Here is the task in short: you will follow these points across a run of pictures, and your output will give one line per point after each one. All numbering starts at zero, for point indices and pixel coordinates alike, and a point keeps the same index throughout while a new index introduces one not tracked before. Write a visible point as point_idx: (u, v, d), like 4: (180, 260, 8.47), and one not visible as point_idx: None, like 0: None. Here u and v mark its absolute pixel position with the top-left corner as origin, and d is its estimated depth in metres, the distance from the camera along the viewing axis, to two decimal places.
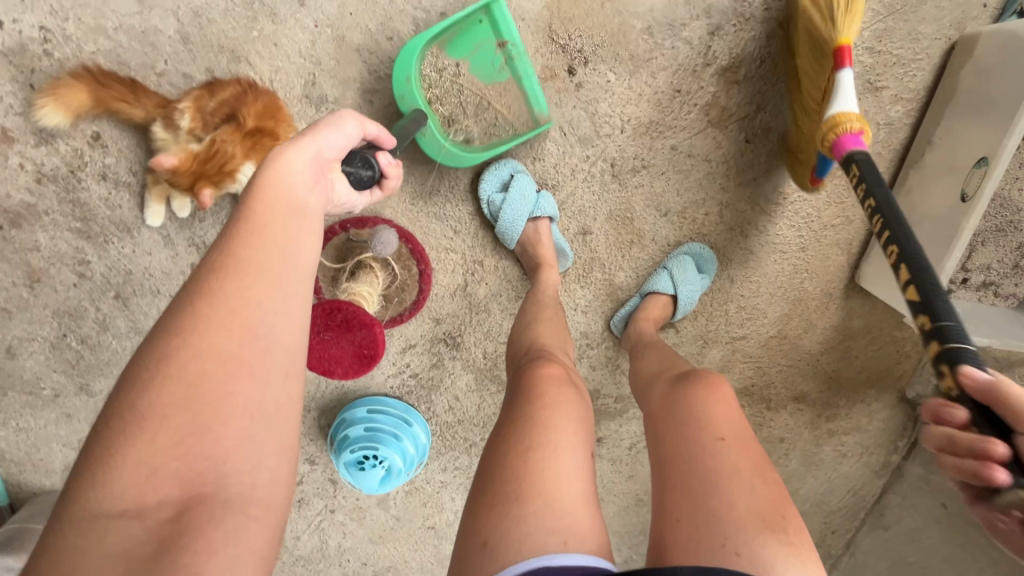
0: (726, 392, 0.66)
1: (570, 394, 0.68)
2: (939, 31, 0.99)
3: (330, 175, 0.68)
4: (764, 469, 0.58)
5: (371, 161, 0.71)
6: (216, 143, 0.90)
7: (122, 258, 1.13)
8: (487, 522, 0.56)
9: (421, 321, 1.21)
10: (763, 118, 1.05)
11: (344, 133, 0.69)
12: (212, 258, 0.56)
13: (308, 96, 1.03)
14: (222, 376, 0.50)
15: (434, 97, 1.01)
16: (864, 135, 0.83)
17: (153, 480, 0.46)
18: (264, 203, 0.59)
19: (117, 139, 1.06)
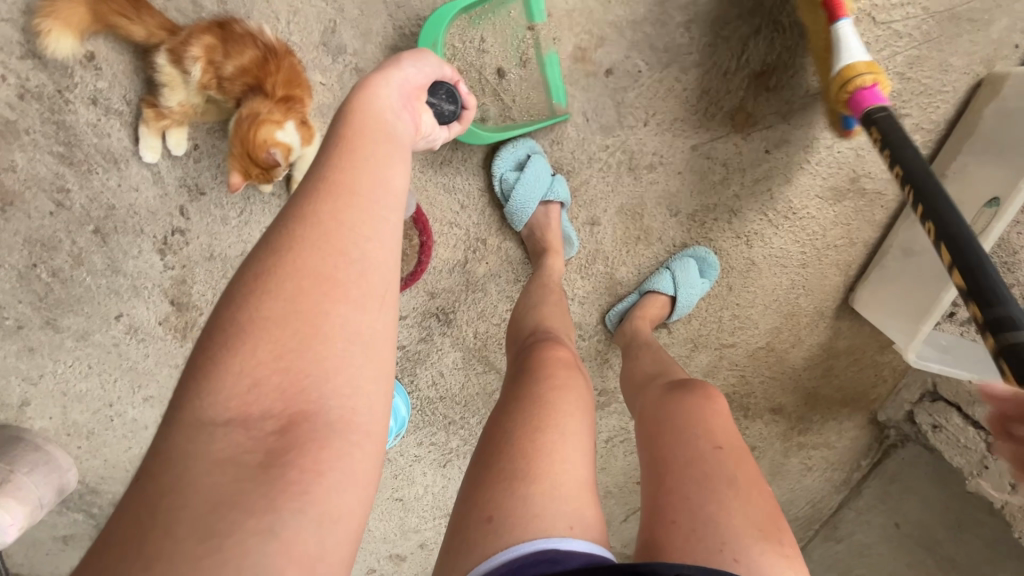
0: (722, 404, 0.66)
1: (580, 383, 0.67)
2: (970, 66, 0.98)
3: (416, 104, 0.67)
4: (758, 480, 0.58)
5: (453, 96, 0.74)
6: (249, 113, 0.90)
7: (106, 191, 1.07)
8: (490, 494, 0.54)
9: (415, 293, 1.19)
10: (786, 129, 1.03)
11: (428, 66, 0.69)
12: (304, 181, 0.55)
13: (325, 44, 0.97)
14: (322, 296, 0.49)
15: (456, 67, 0.99)
16: (879, 86, 0.79)
17: (255, 392, 0.45)
18: (355, 118, 0.59)
19: (113, 62, 0.99)
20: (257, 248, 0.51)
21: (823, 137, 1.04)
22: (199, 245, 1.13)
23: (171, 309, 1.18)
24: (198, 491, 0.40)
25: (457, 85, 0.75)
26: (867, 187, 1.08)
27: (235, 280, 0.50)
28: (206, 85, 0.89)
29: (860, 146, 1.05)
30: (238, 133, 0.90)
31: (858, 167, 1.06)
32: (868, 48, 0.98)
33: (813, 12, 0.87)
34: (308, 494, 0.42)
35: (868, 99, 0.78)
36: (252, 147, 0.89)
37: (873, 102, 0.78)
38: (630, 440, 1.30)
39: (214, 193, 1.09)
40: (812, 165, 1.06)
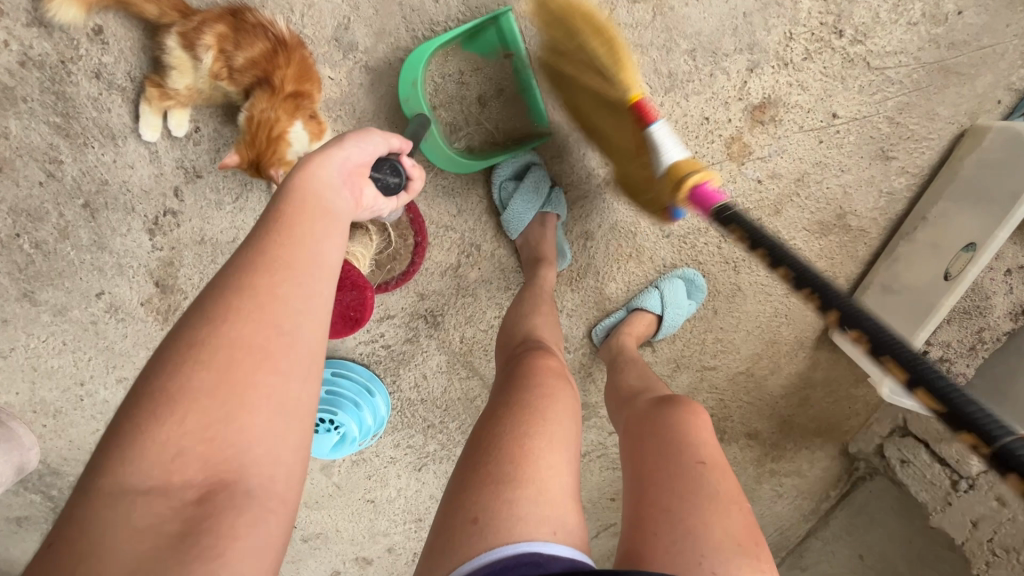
0: (706, 419, 0.68)
1: (568, 392, 0.68)
2: (956, 116, 1.02)
3: (358, 181, 0.69)
4: (739, 495, 0.60)
5: (398, 169, 0.74)
6: (262, 111, 0.91)
7: (100, 165, 1.05)
8: (476, 498, 0.55)
9: (405, 294, 1.19)
10: (779, 162, 1.06)
11: (372, 142, 0.71)
12: (244, 252, 0.56)
13: (338, 39, 0.98)
14: (251, 369, 0.50)
15: (439, 103, 1.02)
16: (709, 181, 0.80)
17: (178, 460, 0.46)
18: (295, 195, 0.61)
19: (121, 38, 0.98)
20: (190, 317, 0.52)
21: (814, 172, 1.07)
22: (190, 228, 1.12)
23: (154, 291, 1.16)
24: (119, 558, 0.40)
25: (400, 160, 0.75)
26: (852, 225, 1.12)
27: (165, 349, 0.50)
28: (218, 75, 0.90)
29: (847, 184, 1.08)
30: (252, 138, 0.91)
31: (845, 204, 1.10)
32: (861, 92, 1.02)
33: (619, 116, 0.93)
34: (223, 558, 0.43)
35: (710, 198, 0.79)
36: (264, 155, 0.91)
37: (713, 199, 0.79)
38: (607, 455, 1.31)
39: (210, 177, 1.08)
40: (801, 199, 1.10)
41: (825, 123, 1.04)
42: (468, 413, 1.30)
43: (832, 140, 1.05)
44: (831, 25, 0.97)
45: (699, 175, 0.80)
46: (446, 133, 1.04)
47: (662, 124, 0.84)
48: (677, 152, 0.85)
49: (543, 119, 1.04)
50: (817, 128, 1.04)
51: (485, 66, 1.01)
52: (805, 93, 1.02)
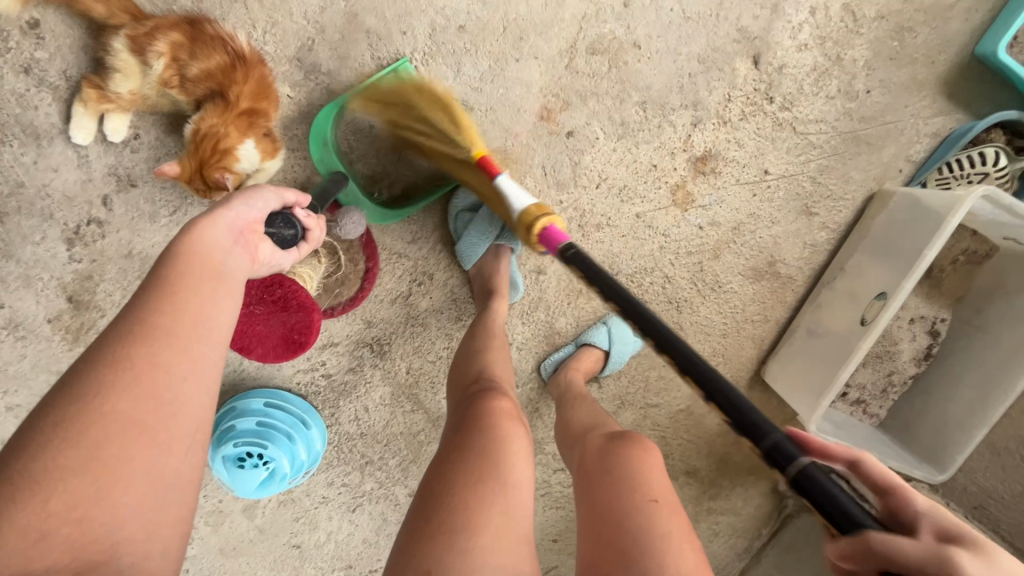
0: (657, 456, 0.69)
1: (521, 437, 0.68)
2: (866, 180, 1.15)
3: (252, 238, 0.69)
4: (689, 533, 0.61)
5: (292, 221, 0.73)
6: (209, 129, 0.88)
7: (18, 166, 0.97)
8: (433, 549, 0.54)
9: (351, 320, 1.15)
10: (718, 210, 1.14)
11: (264, 199, 0.71)
12: (124, 320, 0.55)
13: (299, 59, 0.96)
14: (125, 444, 0.49)
15: (355, 157, 1.03)
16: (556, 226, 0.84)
17: (41, 544, 0.44)
18: (180, 261, 0.60)
19: (58, 34, 0.92)
20: (60, 392, 0.50)
21: (748, 222, 1.16)
22: (116, 240, 1.03)
23: (65, 307, 1.05)
24: None
25: (294, 212, 0.75)
26: (781, 272, 1.21)
27: (33, 420, 0.49)
28: (167, 82, 0.87)
29: (777, 235, 1.18)
30: (196, 149, 0.88)
31: (775, 253, 1.19)
32: (789, 152, 1.12)
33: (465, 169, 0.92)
34: None
35: (555, 239, 0.83)
36: (207, 167, 0.88)
37: (560, 241, 0.83)
38: (551, 494, 1.29)
39: (146, 187, 1.01)
40: (736, 246, 1.18)
41: (758, 178, 1.13)
42: (410, 449, 1.24)
43: (764, 194, 1.14)
44: (764, 91, 1.07)
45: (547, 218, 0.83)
46: (367, 184, 1.04)
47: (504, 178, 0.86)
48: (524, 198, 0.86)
49: None
50: (751, 183, 1.13)
51: None
52: (741, 150, 1.10)
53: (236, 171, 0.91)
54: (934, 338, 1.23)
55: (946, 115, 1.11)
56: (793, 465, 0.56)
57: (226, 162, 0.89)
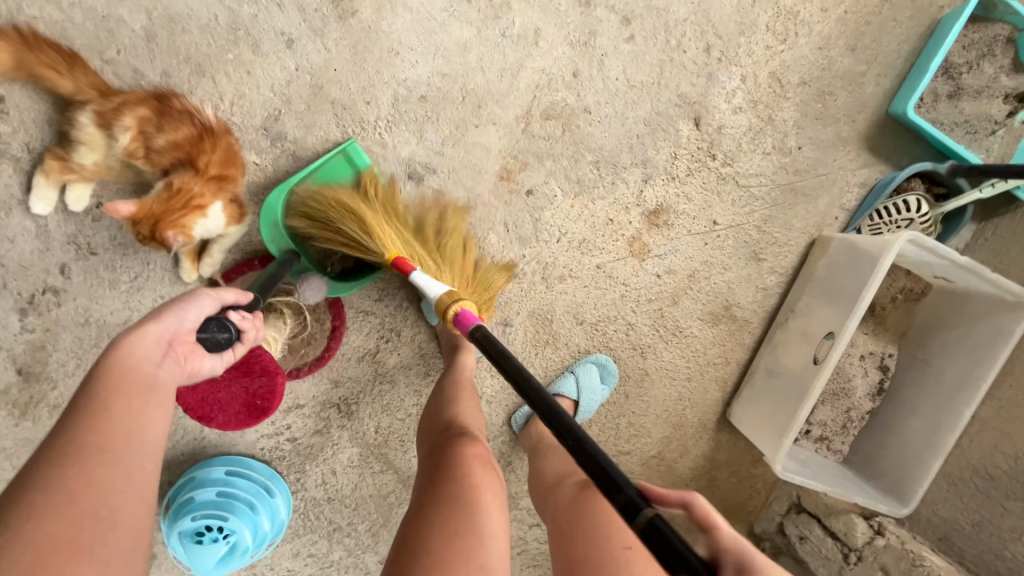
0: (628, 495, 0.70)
1: (494, 484, 0.69)
2: (807, 228, 1.24)
3: (182, 350, 0.68)
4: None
5: (226, 324, 0.70)
6: (179, 188, 0.88)
7: None
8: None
9: (318, 381, 1.13)
10: (673, 259, 1.20)
11: (200, 305, 0.70)
12: (55, 442, 0.55)
13: (266, 128, 0.99)
14: (62, 564, 0.48)
15: (307, 232, 1.05)
16: (467, 308, 0.88)
17: None
18: (108, 377, 0.60)
19: (23, 109, 0.92)
20: None
21: (702, 270, 1.22)
22: (73, 309, 1.01)
23: (15, 379, 1.02)
24: None
25: (228, 314, 0.71)
26: (737, 315, 1.27)
27: None
28: (133, 152, 0.88)
29: (730, 281, 1.24)
30: (156, 210, 0.86)
31: (729, 298, 1.25)
32: (734, 205, 1.20)
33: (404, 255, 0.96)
34: None
35: (466, 322, 0.85)
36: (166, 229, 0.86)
37: (470, 322, 0.85)
38: (527, 551, 1.26)
39: (106, 255, 1.00)
40: (693, 293, 1.23)
41: (707, 229, 1.20)
42: (380, 512, 1.21)
43: (715, 244, 1.21)
44: (706, 150, 1.15)
45: (458, 305, 0.87)
46: (320, 257, 1.06)
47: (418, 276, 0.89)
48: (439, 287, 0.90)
49: None
50: (701, 233, 1.20)
51: None
52: (690, 203, 1.18)
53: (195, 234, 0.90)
54: (885, 372, 1.30)
55: (870, 167, 1.22)
56: (641, 520, 0.56)
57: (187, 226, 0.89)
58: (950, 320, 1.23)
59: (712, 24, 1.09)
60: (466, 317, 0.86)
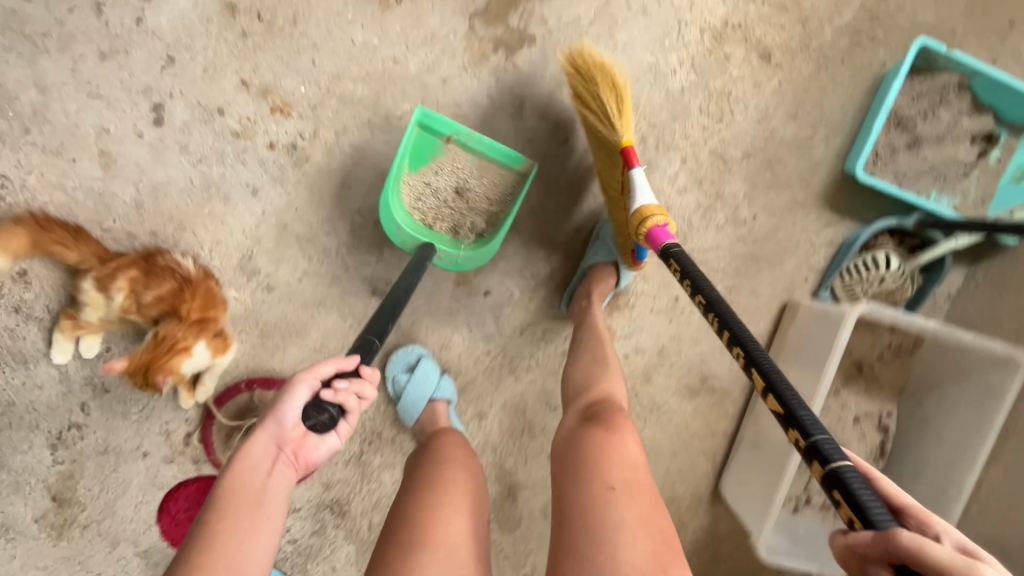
0: (633, 440, 0.80)
1: (473, 470, 0.88)
2: (776, 293, 1.22)
3: (293, 447, 0.77)
4: (649, 509, 0.71)
5: (321, 406, 0.73)
6: (164, 335, 1.00)
7: (10, 388, 1.11)
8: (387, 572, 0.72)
9: (311, 485, 1.22)
10: (639, 338, 1.22)
11: (298, 397, 0.76)
12: (192, 545, 0.66)
13: (242, 267, 1.11)
14: None
15: (433, 217, 1.10)
16: (666, 226, 0.93)
17: None
18: (232, 482, 0.72)
19: (42, 278, 1.08)
20: None
21: (672, 345, 1.23)
22: (94, 440, 1.15)
23: (51, 505, 1.16)
24: None
25: (325, 393, 0.74)
26: (715, 386, 1.25)
27: None
28: (127, 308, 1.01)
29: (703, 352, 1.24)
30: (146, 356, 0.98)
31: (704, 369, 1.25)
32: None
33: (609, 155, 1.02)
34: None
35: (659, 237, 0.92)
36: (155, 372, 0.99)
37: (663, 240, 0.91)
38: None
39: (118, 390, 1.14)
40: (665, 368, 1.24)
41: (671, 305, 1.21)
42: None
43: (681, 318, 1.22)
44: None
45: (660, 217, 0.92)
46: (453, 235, 1.11)
47: (641, 169, 0.93)
48: (645, 195, 0.95)
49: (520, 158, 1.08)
50: (665, 310, 1.21)
51: (443, 165, 1.10)
52: (647, 283, 1.20)
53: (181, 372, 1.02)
54: (886, 433, 1.23)
55: (834, 226, 1.20)
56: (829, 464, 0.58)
57: (173, 367, 1.01)
58: (945, 375, 1.16)
59: (645, 115, 1.13)
60: (659, 233, 0.93)
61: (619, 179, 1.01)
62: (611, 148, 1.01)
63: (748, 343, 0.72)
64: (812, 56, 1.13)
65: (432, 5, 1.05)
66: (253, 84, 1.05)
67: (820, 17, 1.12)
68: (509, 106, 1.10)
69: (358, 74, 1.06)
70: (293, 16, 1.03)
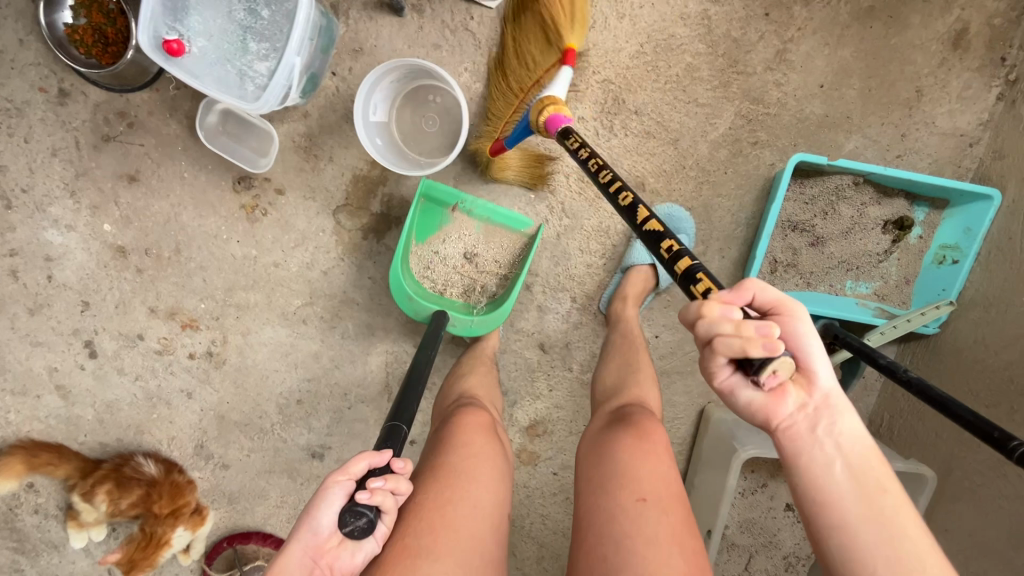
0: (657, 441, 0.76)
1: (489, 449, 0.82)
2: (692, 399, 1.22)
3: (326, 559, 0.66)
4: (682, 521, 0.67)
5: (360, 509, 0.65)
6: (147, 533, 1.21)
7: (50, 566, 1.33)
8: (392, 571, 0.66)
9: None
10: (563, 456, 1.27)
11: (332, 502, 0.67)
12: None
13: (198, 452, 1.27)
14: None
15: (443, 286, 1.06)
16: (561, 113, 0.84)
17: None
18: None
19: (49, 485, 1.29)
20: None
21: None
22: None
23: None
24: None
25: (360, 492, 0.66)
26: None
27: None
28: (113, 513, 1.21)
29: None
30: (136, 551, 1.21)
31: None
32: None
33: (545, 43, 0.91)
34: None
35: (554, 126, 0.83)
36: (146, 561, 1.22)
37: (560, 126, 0.83)
38: None
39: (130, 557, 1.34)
40: None
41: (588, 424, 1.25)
42: None
43: None
44: (560, 364, 1.20)
45: (552, 109, 0.84)
46: (466, 300, 1.07)
47: (572, 69, 0.87)
48: (558, 87, 0.87)
49: (526, 222, 1.05)
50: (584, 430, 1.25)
51: (449, 234, 1.06)
52: (563, 409, 1.24)
53: (169, 554, 1.24)
54: None
55: None
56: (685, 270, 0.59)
57: (160, 553, 1.23)
58: None
59: None
60: (555, 122, 0.84)
61: (515, 102, 0.94)
62: (552, 42, 0.90)
63: (694, 256, 0.60)
64: (691, 174, 1.07)
65: (295, 209, 1.08)
66: (160, 309, 1.15)
67: (692, 134, 1.04)
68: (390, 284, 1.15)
69: (246, 283, 1.13)
70: (175, 246, 1.11)
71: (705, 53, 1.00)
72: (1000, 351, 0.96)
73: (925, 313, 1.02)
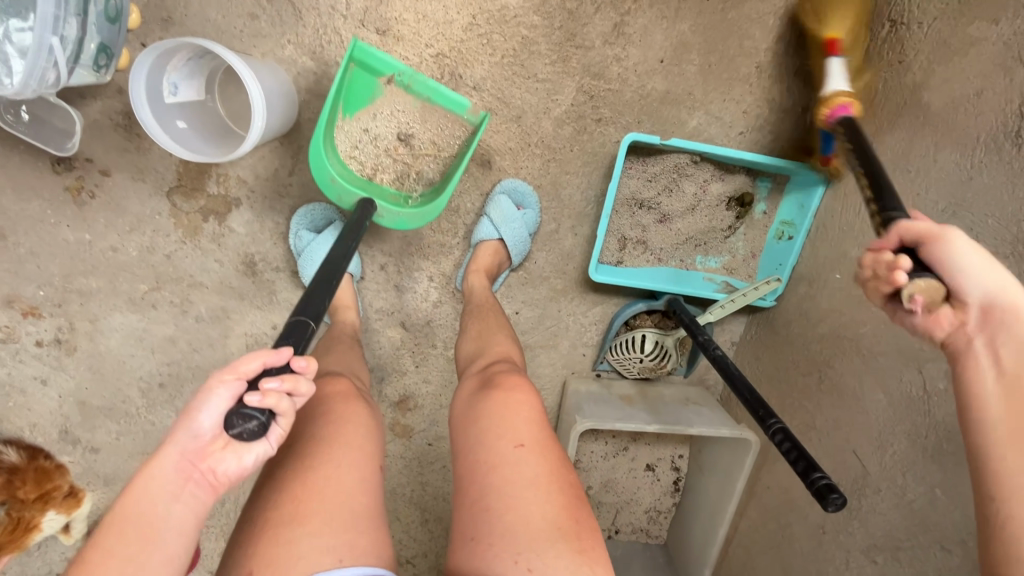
0: (524, 392, 0.69)
1: (360, 412, 0.71)
2: (557, 370, 1.23)
3: (205, 464, 0.56)
4: (560, 467, 0.62)
5: (248, 413, 0.53)
6: (14, 515, 1.12)
7: None
8: (260, 553, 0.56)
9: None
10: (437, 428, 1.27)
11: (216, 401, 0.54)
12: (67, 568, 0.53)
13: (64, 438, 1.22)
14: None
15: (372, 170, 1.00)
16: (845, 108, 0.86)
17: None
18: (125, 504, 0.54)
19: None
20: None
21: None
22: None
23: None
24: None
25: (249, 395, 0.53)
26: None
27: None
28: None
29: None
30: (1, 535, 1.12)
31: None
32: None
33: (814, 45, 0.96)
34: None
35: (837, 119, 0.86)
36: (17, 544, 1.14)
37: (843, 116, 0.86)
38: None
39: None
40: None
41: None
42: None
43: None
44: (424, 341, 1.21)
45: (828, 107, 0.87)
46: (399, 189, 1.01)
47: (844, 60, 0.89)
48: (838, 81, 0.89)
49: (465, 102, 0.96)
50: None
51: (381, 109, 0.98)
52: (431, 384, 1.24)
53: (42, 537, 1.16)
54: (679, 471, 1.31)
55: (601, 304, 1.19)
56: None
57: (32, 535, 1.15)
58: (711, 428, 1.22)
59: None
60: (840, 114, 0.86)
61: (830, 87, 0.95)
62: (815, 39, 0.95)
63: None
64: (536, 151, 1.06)
65: (125, 190, 1.06)
66: None
67: (534, 111, 1.03)
68: (238, 264, 1.11)
69: (85, 269, 1.09)
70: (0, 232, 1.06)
71: (541, 27, 0.99)
72: (820, 323, 0.99)
73: (758, 287, 1.06)
